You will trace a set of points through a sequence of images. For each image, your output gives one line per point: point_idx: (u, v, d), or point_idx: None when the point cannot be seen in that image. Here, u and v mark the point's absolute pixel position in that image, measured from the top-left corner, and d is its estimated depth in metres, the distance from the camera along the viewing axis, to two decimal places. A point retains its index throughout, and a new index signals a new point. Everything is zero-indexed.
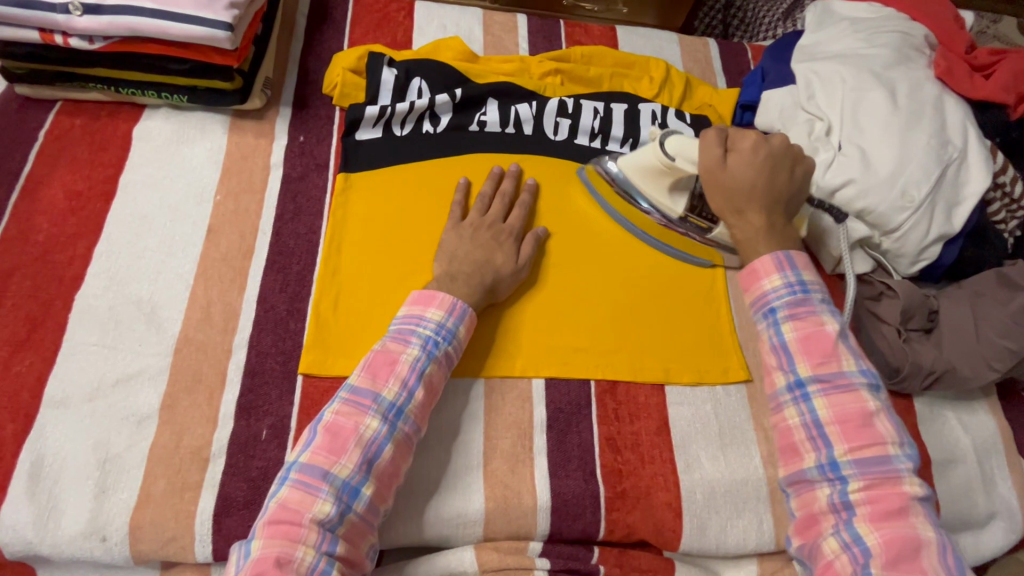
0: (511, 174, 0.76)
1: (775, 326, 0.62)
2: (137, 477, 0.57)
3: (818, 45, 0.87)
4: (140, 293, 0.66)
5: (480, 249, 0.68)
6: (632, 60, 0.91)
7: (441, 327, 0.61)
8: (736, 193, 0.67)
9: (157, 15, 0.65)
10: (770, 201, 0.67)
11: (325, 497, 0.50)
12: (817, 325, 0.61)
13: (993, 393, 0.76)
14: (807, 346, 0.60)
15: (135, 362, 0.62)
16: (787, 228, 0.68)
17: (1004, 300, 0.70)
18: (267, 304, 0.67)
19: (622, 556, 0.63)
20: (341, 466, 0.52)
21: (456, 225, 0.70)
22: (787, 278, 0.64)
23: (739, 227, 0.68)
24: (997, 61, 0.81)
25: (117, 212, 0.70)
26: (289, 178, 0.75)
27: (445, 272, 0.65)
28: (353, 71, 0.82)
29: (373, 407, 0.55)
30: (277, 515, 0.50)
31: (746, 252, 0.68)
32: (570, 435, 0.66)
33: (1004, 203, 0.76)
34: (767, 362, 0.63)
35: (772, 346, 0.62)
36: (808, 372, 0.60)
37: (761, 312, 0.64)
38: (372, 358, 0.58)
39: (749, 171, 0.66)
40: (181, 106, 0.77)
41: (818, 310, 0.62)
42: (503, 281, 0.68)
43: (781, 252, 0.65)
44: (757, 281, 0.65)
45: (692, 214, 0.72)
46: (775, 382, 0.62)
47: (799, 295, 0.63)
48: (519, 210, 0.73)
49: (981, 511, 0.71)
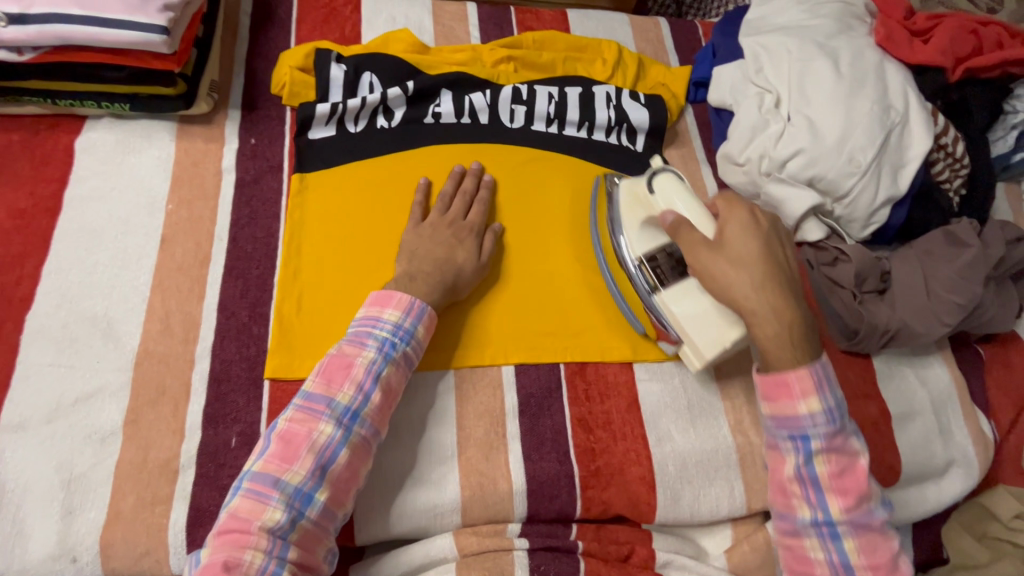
0: (472, 172, 0.75)
1: (805, 457, 0.56)
2: (104, 495, 0.56)
3: (763, 19, 0.88)
4: (96, 309, 0.64)
5: (441, 247, 0.68)
6: (584, 43, 0.91)
7: (398, 329, 0.61)
8: (748, 272, 0.57)
9: (88, 22, 0.63)
10: (786, 282, 0.58)
11: (276, 504, 0.51)
12: (849, 456, 0.56)
13: (945, 346, 0.80)
14: (841, 483, 0.55)
15: (95, 380, 0.61)
16: (812, 318, 0.58)
17: (951, 257, 0.73)
18: (228, 311, 0.66)
19: (599, 531, 0.65)
20: (293, 472, 0.52)
21: (415, 226, 0.70)
22: (827, 402, 0.55)
23: (762, 323, 0.56)
24: (935, 25, 0.84)
25: (65, 227, 0.68)
26: (243, 181, 0.74)
27: (405, 272, 0.65)
28: (301, 70, 0.80)
29: (327, 412, 0.55)
30: (228, 524, 0.50)
31: (772, 355, 0.56)
32: (543, 418, 0.67)
33: (948, 163, 0.79)
34: (786, 487, 0.57)
35: (800, 476, 0.56)
36: (840, 514, 0.55)
37: (789, 435, 0.56)
38: (327, 362, 0.58)
39: (751, 244, 0.58)
40: (125, 114, 0.75)
41: (850, 439, 0.56)
42: (464, 279, 0.67)
43: (818, 366, 0.55)
44: (794, 403, 0.55)
45: (644, 261, 0.68)
46: (799, 513, 0.57)
47: (837, 425, 0.55)
48: (478, 207, 0.73)
49: (941, 460, 0.74)
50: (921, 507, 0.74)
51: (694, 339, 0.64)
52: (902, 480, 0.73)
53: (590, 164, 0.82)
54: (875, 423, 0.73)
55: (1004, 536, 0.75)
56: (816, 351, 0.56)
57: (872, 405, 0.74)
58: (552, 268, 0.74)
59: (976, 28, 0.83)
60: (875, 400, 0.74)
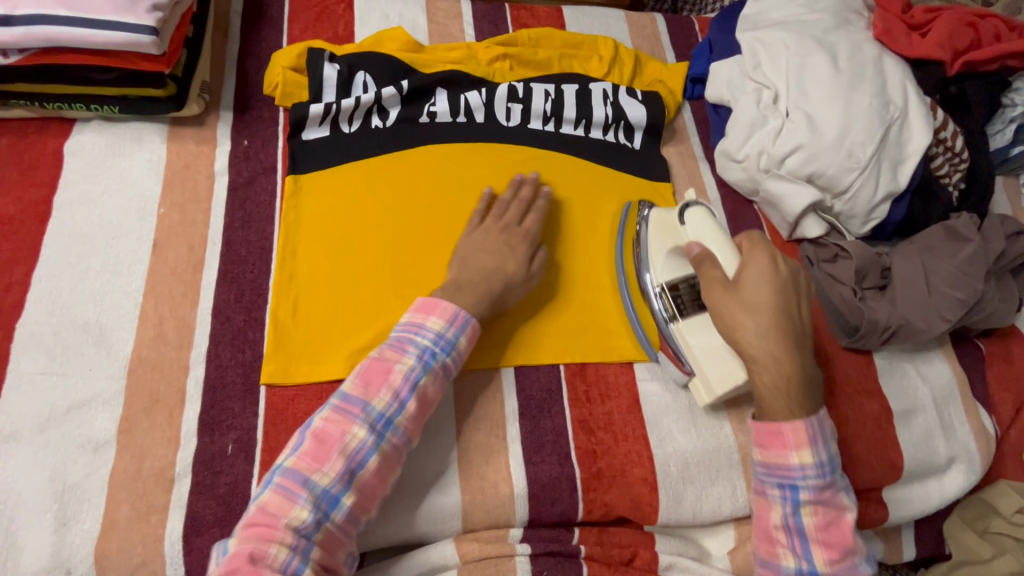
0: (531, 180, 0.74)
1: (793, 507, 0.56)
2: (99, 506, 0.55)
3: (760, 14, 0.88)
4: (87, 315, 0.63)
5: (492, 255, 0.66)
6: (580, 40, 0.90)
7: (440, 338, 0.60)
8: (755, 319, 0.57)
9: (74, 23, 0.62)
10: (794, 333, 0.57)
11: (303, 503, 0.51)
12: (836, 510, 0.57)
13: (946, 342, 0.79)
14: (828, 536, 0.56)
15: (87, 388, 0.60)
16: (815, 370, 0.58)
17: (951, 253, 0.73)
18: (222, 315, 0.65)
19: (602, 534, 0.64)
20: (323, 473, 0.52)
21: (472, 231, 0.69)
22: (818, 456, 0.56)
23: (760, 370, 0.57)
24: (932, 19, 0.83)
25: (55, 232, 0.67)
26: (236, 184, 0.73)
27: (454, 280, 0.64)
28: (294, 70, 0.79)
29: (362, 416, 0.54)
30: (256, 517, 0.50)
31: (767, 403, 0.57)
32: (543, 420, 0.66)
33: (947, 158, 0.78)
34: (771, 535, 0.58)
35: (786, 524, 0.56)
36: (825, 567, 0.55)
37: (779, 483, 0.57)
38: (367, 365, 0.57)
39: (764, 290, 0.57)
40: (114, 117, 0.73)
41: (839, 495, 0.57)
42: (513, 289, 0.66)
43: (816, 421, 0.56)
44: (785, 451, 0.56)
45: (666, 290, 0.68)
46: (782, 562, 0.57)
47: (827, 479, 0.56)
48: (535, 216, 0.71)
49: (943, 457, 0.73)
50: (922, 504, 0.74)
51: (704, 372, 0.64)
52: (903, 477, 0.73)
53: (587, 161, 0.81)
54: (877, 420, 0.73)
55: (1008, 531, 0.74)
56: (812, 404, 0.57)
57: (874, 402, 0.74)
58: (561, 270, 0.74)
59: (973, 21, 0.83)
60: (877, 397, 0.74)
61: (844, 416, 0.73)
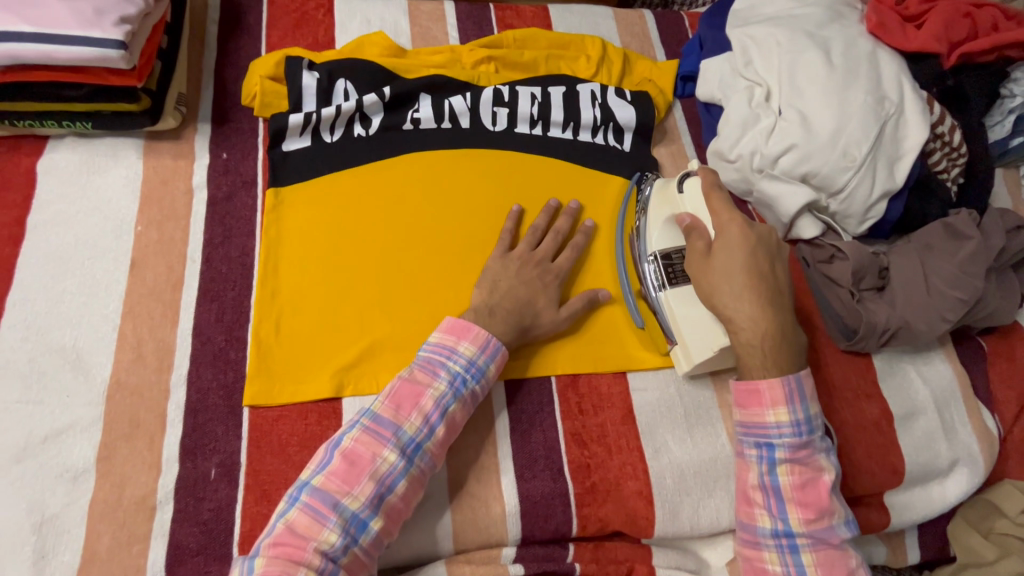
0: (568, 212, 0.73)
1: (769, 465, 0.58)
2: (78, 536, 0.54)
3: (751, 8, 0.85)
4: (64, 340, 0.61)
5: (525, 287, 0.66)
6: (567, 39, 0.88)
7: (471, 364, 0.59)
8: (731, 283, 0.61)
9: (39, 39, 0.60)
10: (769, 296, 0.60)
11: (332, 527, 0.49)
12: (814, 470, 0.58)
13: (947, 341, 0.77)
14: (803, 496, 0.57)
15: (65, 416, 0.58)
16: (793, 332, 0.61)
17: (951, 251, 0.71)
18: (203, 336, 0.64)
19: (598, 550, 0.63)
20: (353, 497, 0.51)
21: (504, 256, 0.68)
22: (795, 415, 0.58)
23: (738, 331, 0.60)
24: (928, 10, 0.81)
25: (29, 255, 0.65)
26: (215, 199, 0.71)
27: (485, 304, 0.63)
28: (272, 79, 0.77)
29: (393, 440, 0.54)
30: (283, 537, 0.49)
31: (746, 361, 0.60)
32: (535, 435, 0.64)
33: (945, 153, 0.76)
34: (750, 495, 0.59)
35: (762, 483, 0.58)
36: (800, 526, 0.56)
37: (755, 442, 0.59)
38: (398, 386, 0.56)
39: (737, 258, 0.61)
40: (88, 133, 0.71)
41: (817, 454, 0.58)
42: (542, 324, 0.65)
43: (795, 381, 0.58)
44: (762, 409, 0.58)
45: (658, 259, 0.68)
46: (758, 521, 0.58)
47: (804, 438, 0.58)
48: (570, 252, 0.70)
49: (946, 460, 0.72)
50: (925, 509, 0.72)
51: (686, 339, 0.65)
52: (905, 481, 0.71)
53: (575, 165, 0.79)
54: (877, 423, 0.71)
55: (1012, 532, 0.73)
56: (788, 363, 0.60)
57: (874, 405, 0.72)
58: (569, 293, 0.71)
59: (971, 11, 0.80)
60: (877, 400, 0.72)
61: (843, 421, 0.71)
